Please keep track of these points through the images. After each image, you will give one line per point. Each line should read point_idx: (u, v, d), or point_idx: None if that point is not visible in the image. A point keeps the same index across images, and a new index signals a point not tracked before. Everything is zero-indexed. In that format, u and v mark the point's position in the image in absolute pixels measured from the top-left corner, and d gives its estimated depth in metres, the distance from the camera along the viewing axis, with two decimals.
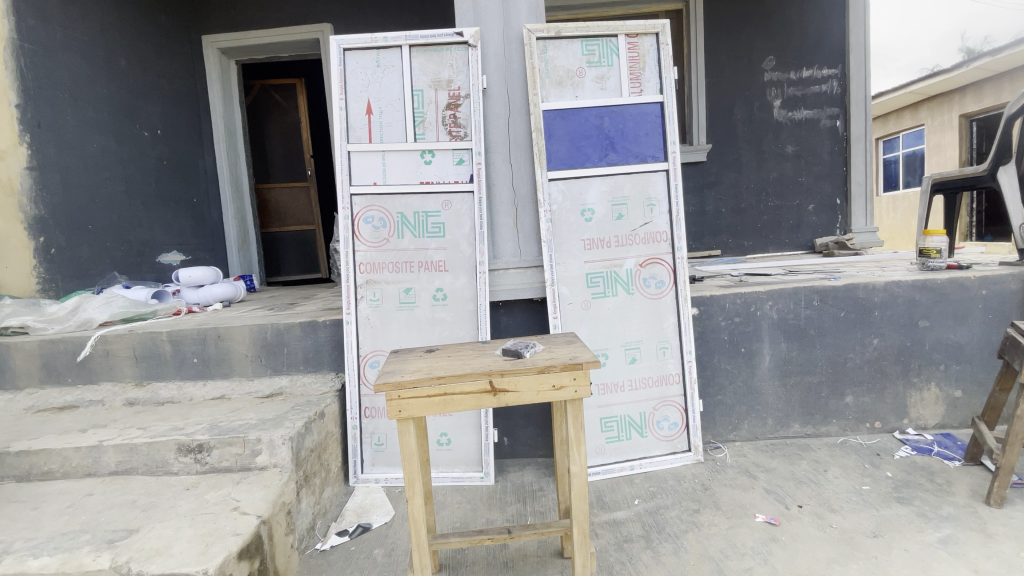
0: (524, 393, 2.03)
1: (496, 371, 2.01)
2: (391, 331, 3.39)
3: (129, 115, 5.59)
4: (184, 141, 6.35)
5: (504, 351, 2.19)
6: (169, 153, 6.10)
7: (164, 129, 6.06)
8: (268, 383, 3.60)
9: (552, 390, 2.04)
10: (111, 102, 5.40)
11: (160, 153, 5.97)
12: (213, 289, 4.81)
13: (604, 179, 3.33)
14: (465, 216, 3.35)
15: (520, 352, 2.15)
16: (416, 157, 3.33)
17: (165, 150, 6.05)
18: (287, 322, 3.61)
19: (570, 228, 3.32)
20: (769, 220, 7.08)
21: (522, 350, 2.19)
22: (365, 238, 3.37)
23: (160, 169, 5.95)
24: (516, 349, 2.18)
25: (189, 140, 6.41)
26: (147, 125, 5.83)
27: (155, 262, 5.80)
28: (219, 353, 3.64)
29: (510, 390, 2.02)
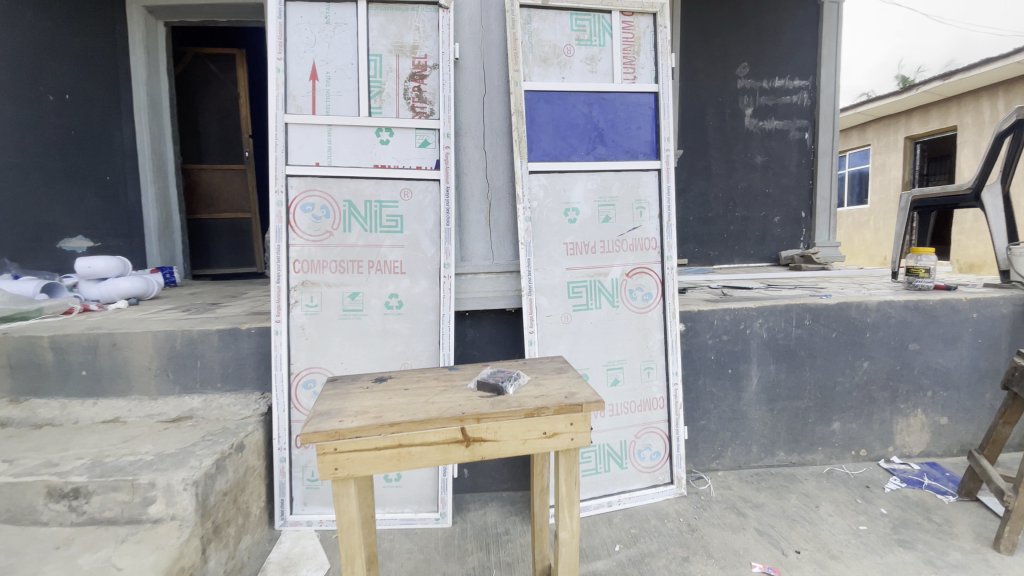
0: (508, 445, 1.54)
1: (471, 416, 1.51)
2: (333, 343, 2.82)
3: (26, 75, 4.64)
4: (99, 109, 5.29)
5: (479, 384, 1.70)
6: (77, 122, 5.06)
7: (73, 93, 5.05)
8: (175, 404, 2.90)
9: (543, 439, 1.57)
10: (6, 58, 4.49)
11: (66, 121, 4.96)
12: (118, 283, 3.96)
13: (591, 174, 2.89)
14: (427, 209, 2.82)
15: (502, 388, 1.66)
16: (371, 135, 2.77)
17: (73, 118, 5.04)
18: (202, 329, 2.95)
19: (551, 229, 2.86)
20: (736, 231, 6.89)
21: (504, 382, 1.70)
22: (303, 230, 2.78)
23: (65, 141, 4.96)
24: (497, 382, 1.69)
25: (105, 109, 5.33)
26: (50, 87, 4.85)
27: (54, 248, 4.87)
28: (114, 364, 2.89)
29: (488, 439, 1.53)
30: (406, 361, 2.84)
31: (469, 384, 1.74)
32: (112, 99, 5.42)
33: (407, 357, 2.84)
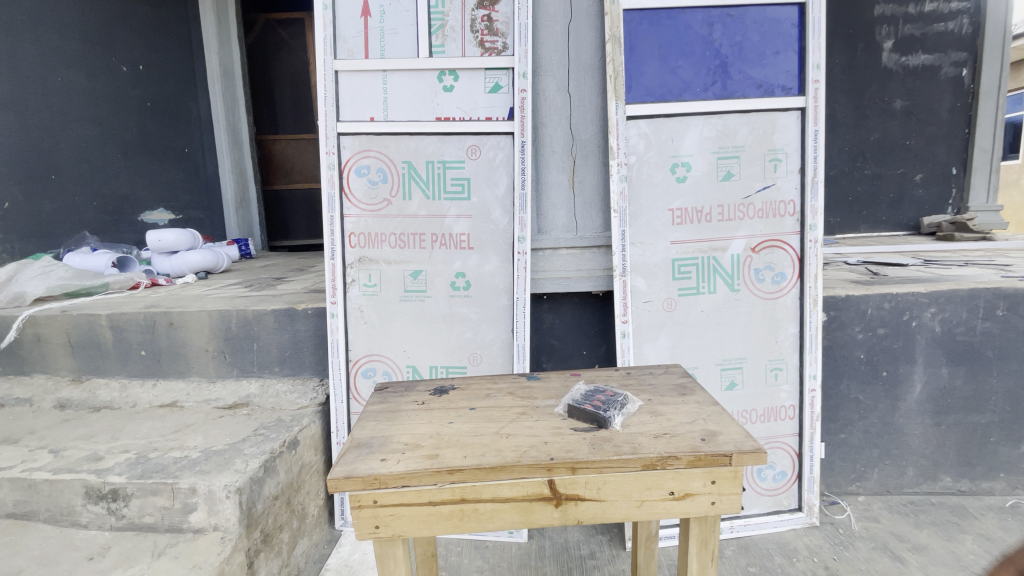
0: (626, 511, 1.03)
1: (565, 466, 1.04)
2: (393, 329, 2.44)
3: (103, 45, 4.50)
4: (174, 80, 5.26)
5: (568, 408, 1.22)
6: (154, 93, 5.00)
7: (148, 64, 4.96)
8: (233, 389, 2.71)
9: (669, 500, 1.07)
10: (84, 28, 4.32)
11: (143, 93, 4.88)
12: (188, 256, 3.94)
13: (708, 118, 2.24)
14: (499, 170, 2.31)
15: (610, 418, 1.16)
16: (432, 81, 2.30)
17: (149, 90, 4.96)
18: (257, 309, 2.71)
19: (655, 190, 2.26)
20: (864, 192, 5.73)
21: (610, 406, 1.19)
22: (358, 199, 2.40)
23: (143, 113, 4.88)
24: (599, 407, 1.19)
25: (180, 81, 5.32)
26: (126, 58, 4.73)
27: (135, 220, 4.79)
28: (172, 346, 2.74)
29: (588, 497, 1.06)
30: (475, 352, 2.40)
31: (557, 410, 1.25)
32: (184, 70, 5.38)
33: (477, 348, 2.40)
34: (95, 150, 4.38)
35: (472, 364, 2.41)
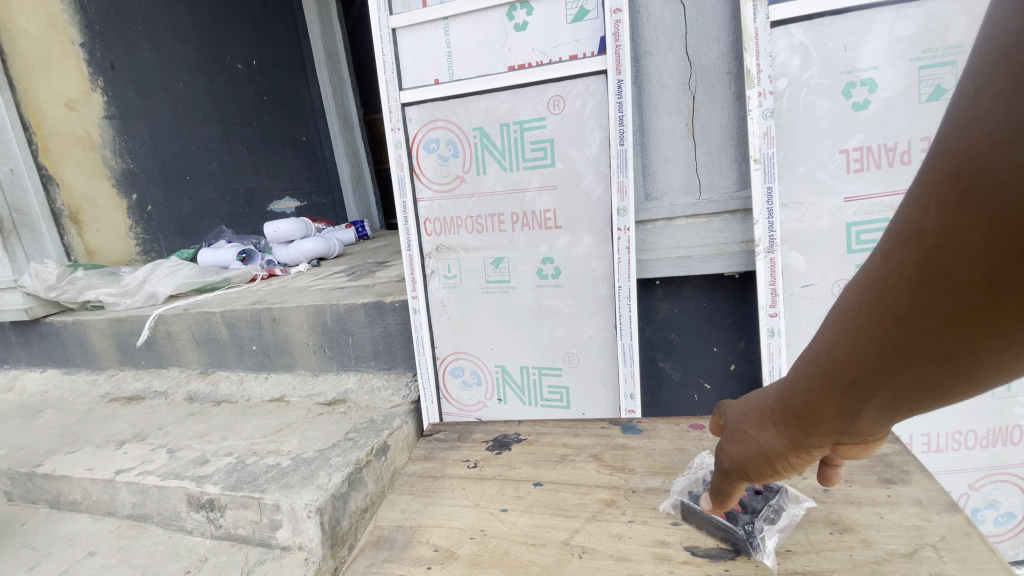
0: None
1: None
2: (478, 325, 2.12)
3: (217, 45, 4.71)
4: (286, 69, 5.42)
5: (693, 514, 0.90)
6: (267, 86, 5.20)
7: (259, 58, 5.14)
8: (333, 383, 2.63)
9: None
10: (197, 30, 4.53)
11: (258, 87, 5.10)
12: (302, 244, 4.03)
13: (903, 7, 1.47)
14: (589, 124, 1.81)
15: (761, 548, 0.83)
16: (501, 21, 1.83)
17: (263, 83, 5.16)
18: (349, 303, 2.52)
19: (817, 127, 1.59)
20: None
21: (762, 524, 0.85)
22: (430, 178, 2.08)
23: (259, 106, 5.11)
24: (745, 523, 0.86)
25: (290, 70, 5.47)
26: (239, 55, 4.93)
27: (267, 211, 5.14)
28: (277, 340, 2.76)
29: None
30: (571, 351, 1.99)
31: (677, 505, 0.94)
32: (293, 60, 5.51)
33: (572, 346, 1.99)
34: (220, 147, 4.68)
35: (569, 366, 2.01)
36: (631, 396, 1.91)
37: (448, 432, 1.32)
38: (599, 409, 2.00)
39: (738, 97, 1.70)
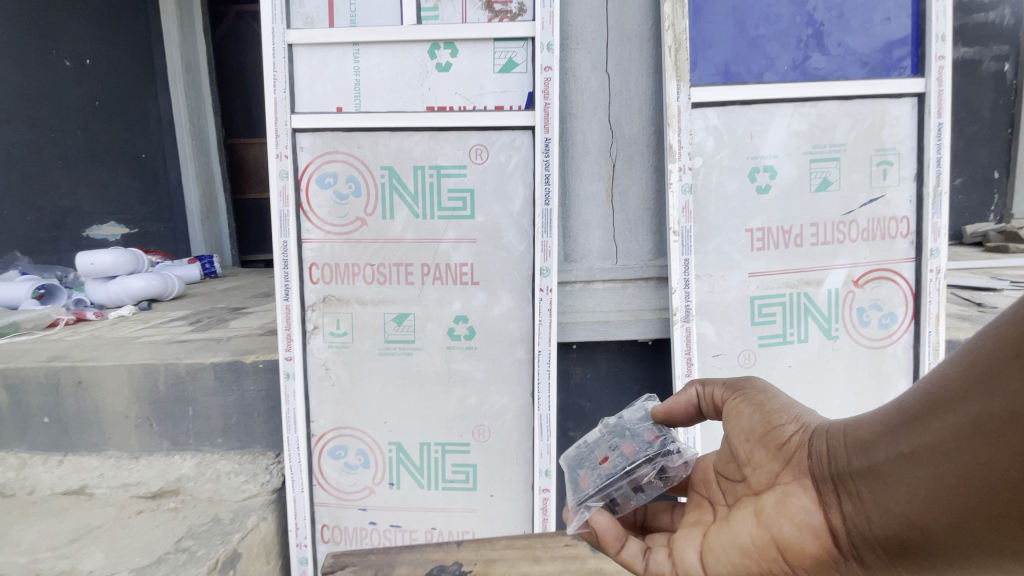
0: (631, 549, 0.94)
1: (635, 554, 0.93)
2: (370, 393, 1.80)
3: (40, 34, 3.75)
4: (127, 74, 4.42)
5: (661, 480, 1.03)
6: (102, 91, 4.22)
7: (94, 57, 4.17)
8: (161, 468, 2.02)
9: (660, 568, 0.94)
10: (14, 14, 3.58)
11: (89, 90, 4.10)
12: (128, 280, 3.21)
13: (799, 107, 1.66)
14: (513, 179, 1.70)
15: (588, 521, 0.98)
16: (421, 57, 1.68)
17: (97, 87, 4.18)
18: (192, 363, 2.02)
19: (727, 205, 1.67)
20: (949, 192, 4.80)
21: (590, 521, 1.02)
22: (322, 217, 1.77)
23: (88, 113, 4.11)
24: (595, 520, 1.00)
25: (135, 76, 4.48)
26: (68, 50, 3.96)
27: (78, 234, 4.05)
28: (81, 409, 2.07)
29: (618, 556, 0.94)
30: (481, 424, 1.77)
31: (670, 455, 1.01)
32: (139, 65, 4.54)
33: (483, 419, 1.77)
34: (23, 156, 3.65)
35: (478, 441, 1.78)
36: (547, 473, 1.74)
37: (357, 566, 1.34)
38: (509, 490, 1.79)
39: (657, 170, 1.74)
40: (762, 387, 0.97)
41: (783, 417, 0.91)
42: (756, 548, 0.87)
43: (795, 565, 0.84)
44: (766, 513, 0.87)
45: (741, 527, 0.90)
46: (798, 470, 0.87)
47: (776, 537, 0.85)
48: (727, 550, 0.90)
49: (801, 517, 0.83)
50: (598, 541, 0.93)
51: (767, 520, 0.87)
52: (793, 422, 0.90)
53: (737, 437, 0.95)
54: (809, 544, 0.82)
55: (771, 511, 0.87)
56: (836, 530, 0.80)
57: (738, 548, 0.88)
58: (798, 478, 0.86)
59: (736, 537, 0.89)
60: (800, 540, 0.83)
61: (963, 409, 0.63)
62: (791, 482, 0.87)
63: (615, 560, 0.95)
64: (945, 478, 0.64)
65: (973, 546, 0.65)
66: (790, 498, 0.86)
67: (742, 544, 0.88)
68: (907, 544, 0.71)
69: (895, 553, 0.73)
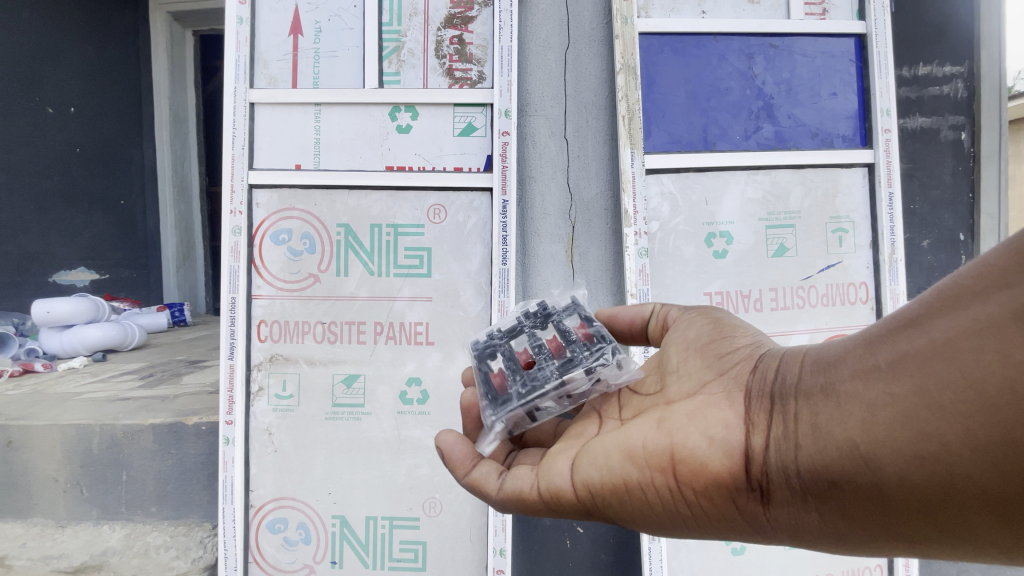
0: (484, 471, 0.94)
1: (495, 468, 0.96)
2: (315, 461, 1.68)
3: (24, 82, 3.59)
4: (115, 122, 4.24)
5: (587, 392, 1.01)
6: (85, 138, 4.01)
7: (82, 106, 3.99)
8: (85, 541, 1.82)
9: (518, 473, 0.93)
10: None
11: (71, 137, 3.90)
12: (84, 330, 3.07)
13: (752, 174, 1.69)
14: (470, 238, 1.68)
15: (505, 430, 1.01)
16: (382, 119, 1.69)
17: (79, 134, 3.97)
18: (130, 424, 1.86)
19: (684, 269, 1.66)
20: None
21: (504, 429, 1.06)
22: (274, 274, 1.72)
23: (69, 161, 3.90)
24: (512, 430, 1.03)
25: (121, 125, 4.27)
26: (53, 98, 3.79)
27: (44, 281, 3.76)
28: (8, 472, 1.88)
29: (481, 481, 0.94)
30: (433, 497, 1.66)
31: (607, 365, 0.98)
32: (126, 112, 4.31)
33: (434, 490, 1.66)
34: None
35: (428, 516, 1.66)
36: (501, 553, 1.62)
37: None
38: (461, 570, 1.65)
39: (615, 233, 1.73)
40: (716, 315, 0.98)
41: (739, 338, 0.90)
42: (646, 454, 0.82)
43: (686, 483, 0.79)
44: (678, 422, 0.83)
45: (640, 434, 0.85)
46: (735, 387, 0.83)
47: (674, 445, 0.80)
48: (613, 454, 0.85)
49: (716, 428, 0.79)
50: (445, 462, 0.95)
51: (669, 426, 0.83)
52: (746, 343, 0.89)
53: (675, 344, 0.96)
54: (712, 458, 0.77)
55: (680, 420, 0.83)
56: (754, 448, 0.75)
57: (625, 450, 0.84)
58: (727, 392, 0.83)
59: (628, 439, 0.85)
60: (703, 453, 0.78)
61: (986, 305, 0.59)
62: (718, 395, 0.84)
63: (466, 484, 0.95)
64: (934, 383, 0.60)
65: (928, 476, 0.60)
66: (713, 407, 0.82)
67: (632, 447, 0.84)
68: (838, 465, 0.66)
69: (816, 478, 0.69)
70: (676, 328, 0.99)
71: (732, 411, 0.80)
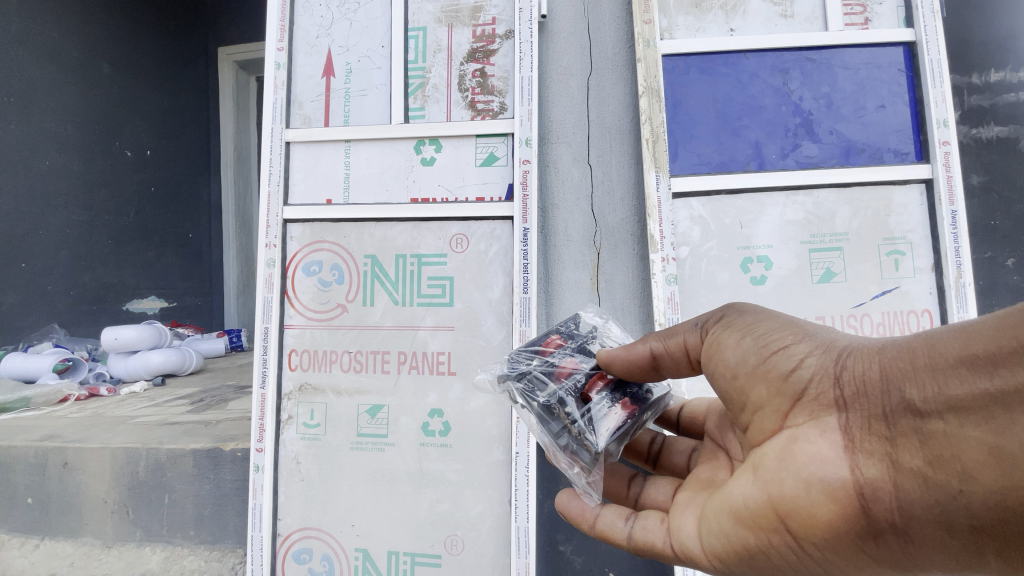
0: (609, 517, 0.88)
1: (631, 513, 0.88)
2: (340, 491, 1.68)
3: (107, 129, 3.95)
4: (185, 163, 4.60)
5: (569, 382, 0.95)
6: (159, 178, 4.36)
7: (156, 149, 4.35)
8: (128, 562, 1.91)
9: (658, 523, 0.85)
10: (86, 113, 3.80)
11: (146, 177, 4.25)
12: (148, 355, 3.28)
13: (792, 195, 1.58)
14: (492, 267, 1.66)
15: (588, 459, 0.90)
16: (407, 153, 1.73)
17: (154, 174, 4.33)
18: (173, 448, 1.94)
19: (718, 297, 1.56)
20: None
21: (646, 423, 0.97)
22: (305, 304, 1.76)
23: (143, 199, 4.23)
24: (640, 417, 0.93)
25: (189, 165, 4.64)
26: (131, 142, 4.15)
27: (119, 310, 4.04)
28: (64, 493, 2.01)
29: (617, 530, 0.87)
30: (455, 534, 1.61)
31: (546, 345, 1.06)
32: (195, 154, 4.69)
33: (456, 527, 1.61)
34: (78, 237, 3.74)
35: (450, 554, 1.61)
36: None
37: None
38: None
39: (643, 259, 1.67)
40: (745, 311, 0.85)
41: (799, 344, 0.77)
42: (751, 513, 0.74)
43: (808, 536, 0.71)
44: (770, 466, 0.74)
45: (737, 487, 0.77)
46: (824, 414, 0.72)
47: (775, 498, 0.72)
48: (719, 515, 0.78)
49: (813, 471, 0.69)
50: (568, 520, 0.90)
51: (763, 475, 0.74)
52: (817, 357, 0.75)
53: (729, 372, 0.82)
54: (828, 506, 0.68)
55: (771, 465, 0.73)
56: (879, 488, 0.66)
57: (730, 512, 0.76)
58: (816, 421, 0.72)
59: (728, 499, 0.77)
60: (809, 501, 0.69)
61: None
62: (807, 426, 0.73)
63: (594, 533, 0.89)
64: None
65: None
66: (806, 444, 0.71)
67: (734, 508, 0.76)
68: (1001, 497, 0.58)
69: (967, 513, 0.60)
70: (714, 352, 0.84)
71: (829, 447, 0.69)
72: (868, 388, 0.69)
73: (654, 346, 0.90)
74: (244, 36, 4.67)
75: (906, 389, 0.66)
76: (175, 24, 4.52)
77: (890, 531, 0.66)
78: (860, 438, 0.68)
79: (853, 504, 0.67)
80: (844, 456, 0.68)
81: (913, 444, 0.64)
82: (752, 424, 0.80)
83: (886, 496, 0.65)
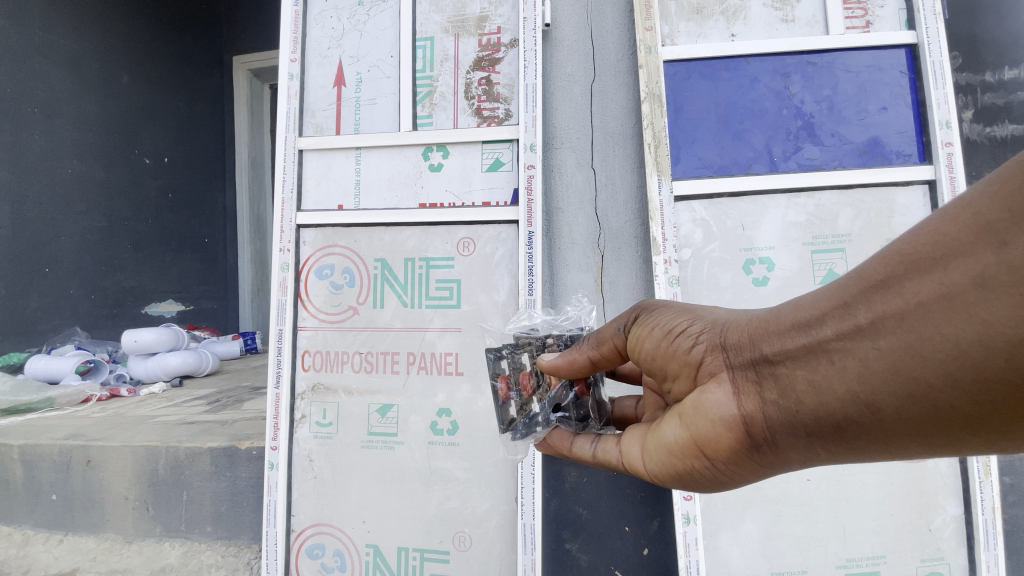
0: (580, 442, 0.99)
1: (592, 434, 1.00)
2: (351, 488, 1.73)
3: (125, 137, 4.06)
4: (201, 169, 4.71)
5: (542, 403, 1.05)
6: (176, 184, 4.48)
7: (172, 155, 4.45)
8: (149, 557, 1.98)
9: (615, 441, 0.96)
10: (105, 122, 3.92)
11: (163, 184, 4.36)
12: (166, 358, 3.37)
13: (794, 198, 1.60)
14: (499, 270, 1.70)
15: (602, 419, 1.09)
16: (415, 160, 1.78)
17: (171, 181, 4.44)
18: (190, 447, 2.00)
19: (721, 298, 1.59)
20: None
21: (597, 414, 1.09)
22: (317, 306, 1.82)
23: (160, 205, 4.34)
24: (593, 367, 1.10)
25: (205, 171, 4.75)
26: (149, 149, 4.26)
27: (137, 314, 4.14)
28: (87, 490, 2.08)
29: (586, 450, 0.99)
30: (463, 531, 1.65)
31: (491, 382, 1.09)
32: (210, 161, 4.80)
33: (464, 524, 1.65)
34: (99, 242, 3.86)
35: (459, 550, 1.65)
36: None
37: None
38: None
39: (645, 262, 1.70)
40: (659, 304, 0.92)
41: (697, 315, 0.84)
42: (679, 448, 0.83)
43: (719, 464, 0.80)
44: (687, 412, 0.82)
45: (666, 429, 0.85)
46: (721, 367, 0.78)
47: (692, 436, 0.81)
48: (656, 451, 0.87)
49: (714, 410, 0.77)
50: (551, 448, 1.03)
51: (684, 417, 0.82)
52: (702, 327, 0.83)
53: (648, 348, 0.88)
54: (728, 443, 0.77)
55: (688, 410, 0.81)
56: (755, 418, 0.74)
57: (664, 449, 0.85)
58: (715, 374, 0.79)
59: (662, 439, 0.86)
60: (712, 434, 0.78)
61: (954, 263, 0.58)
62: (709, 378, 0.80)
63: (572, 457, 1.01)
64: (922, 339, 0.60)
65: (926, 411, 0.62)
66: (706, 395, 0.79)
67: (665, 445, 0.85)
68: (840, 420, 0.67)
69: (822, 434, 0.70)
70: (638, 344, 0.90)
71: (722, 392, 0.77)
72: (743, 342, 0.76)
73: (590, 354, 0.95)
74: (258, 45, 4.78)
75: (770, 341, 0.73)
76: (190, 34, 4.63)
77: (773, 458, 0.75)
78: (742, 385, 0.76)
79: (740, 433, 0.76)
80: (733, 400, 0.76)
81: (777, 387, 0.72)
82: (674, 388, 0.87)
83: (761, 426, 0.74)
